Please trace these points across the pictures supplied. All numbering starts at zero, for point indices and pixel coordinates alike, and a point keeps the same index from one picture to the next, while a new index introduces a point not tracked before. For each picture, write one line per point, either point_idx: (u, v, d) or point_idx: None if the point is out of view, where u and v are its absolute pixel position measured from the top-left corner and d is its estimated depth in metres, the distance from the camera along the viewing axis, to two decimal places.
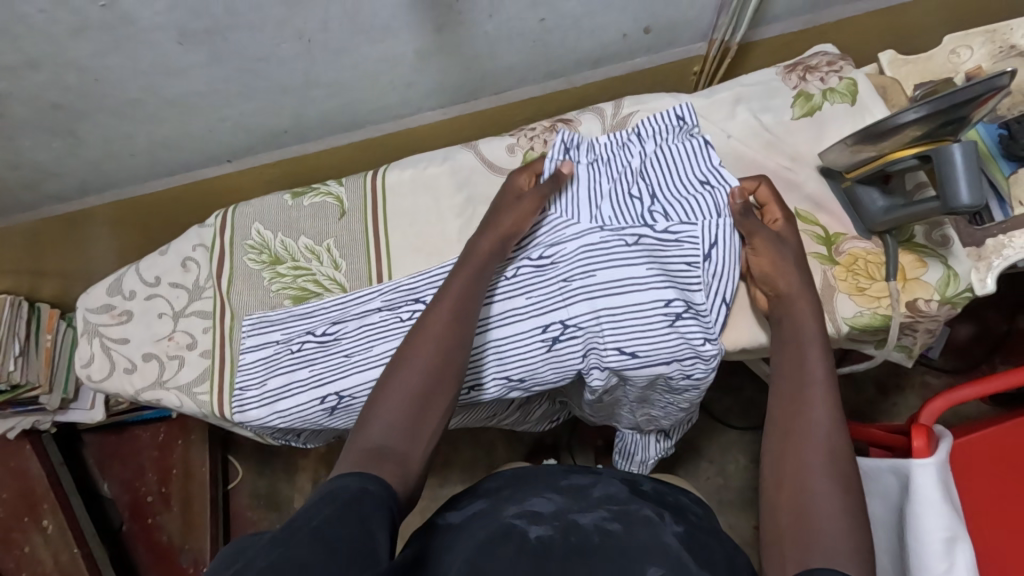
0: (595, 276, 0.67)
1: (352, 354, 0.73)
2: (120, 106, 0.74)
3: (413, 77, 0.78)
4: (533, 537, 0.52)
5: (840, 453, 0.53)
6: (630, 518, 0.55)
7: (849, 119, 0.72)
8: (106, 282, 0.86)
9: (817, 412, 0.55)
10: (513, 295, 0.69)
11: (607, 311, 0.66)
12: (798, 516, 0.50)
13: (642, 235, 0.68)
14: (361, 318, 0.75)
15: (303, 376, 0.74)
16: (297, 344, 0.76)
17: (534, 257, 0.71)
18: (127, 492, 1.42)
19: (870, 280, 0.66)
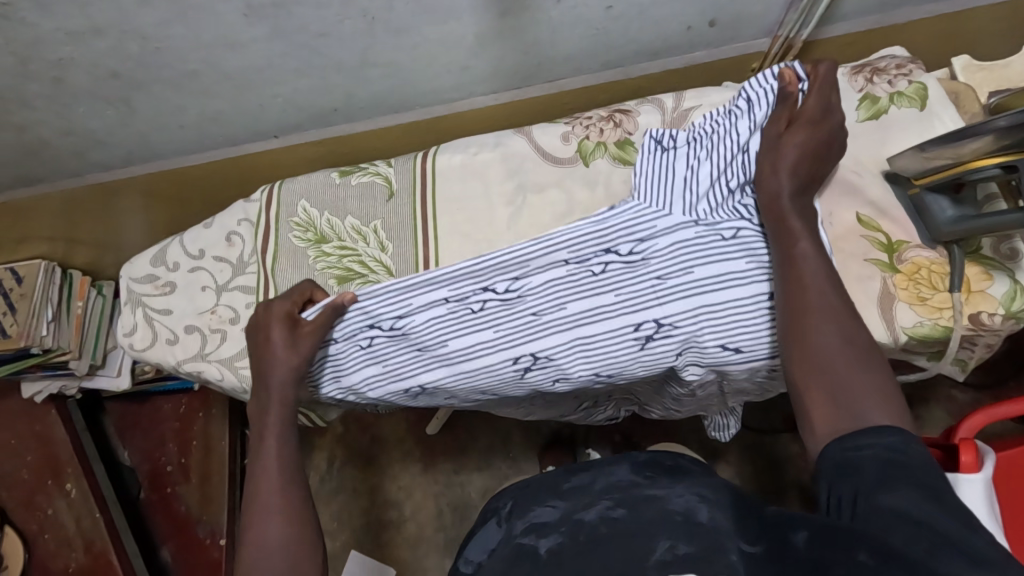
0: (693, 274, 0.67)
1: (426, 348, 0.72)
2: (176, 77, 0.73)
3: (470, 61, 0.77)
4: (544, 552, 0.51)
5: (847, 320, 0.57)
6: (633, 499, 0.53)
7: (916, 124, 0.70)
8: (150, 253, 0.86)
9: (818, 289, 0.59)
10: (603, 293, 0.69)
11: (705, 309, 0.67)
12: (823, 390, 0.55)
13: (743, 227, 0.66)
14: (427, 310, 0.70)
15: (378, 371, 0.75)
16: (364, 339, 0.73)
17: (624, 250, 0.67)
18: (147, 461, 1.42)
19: (932, 291, 0.65)
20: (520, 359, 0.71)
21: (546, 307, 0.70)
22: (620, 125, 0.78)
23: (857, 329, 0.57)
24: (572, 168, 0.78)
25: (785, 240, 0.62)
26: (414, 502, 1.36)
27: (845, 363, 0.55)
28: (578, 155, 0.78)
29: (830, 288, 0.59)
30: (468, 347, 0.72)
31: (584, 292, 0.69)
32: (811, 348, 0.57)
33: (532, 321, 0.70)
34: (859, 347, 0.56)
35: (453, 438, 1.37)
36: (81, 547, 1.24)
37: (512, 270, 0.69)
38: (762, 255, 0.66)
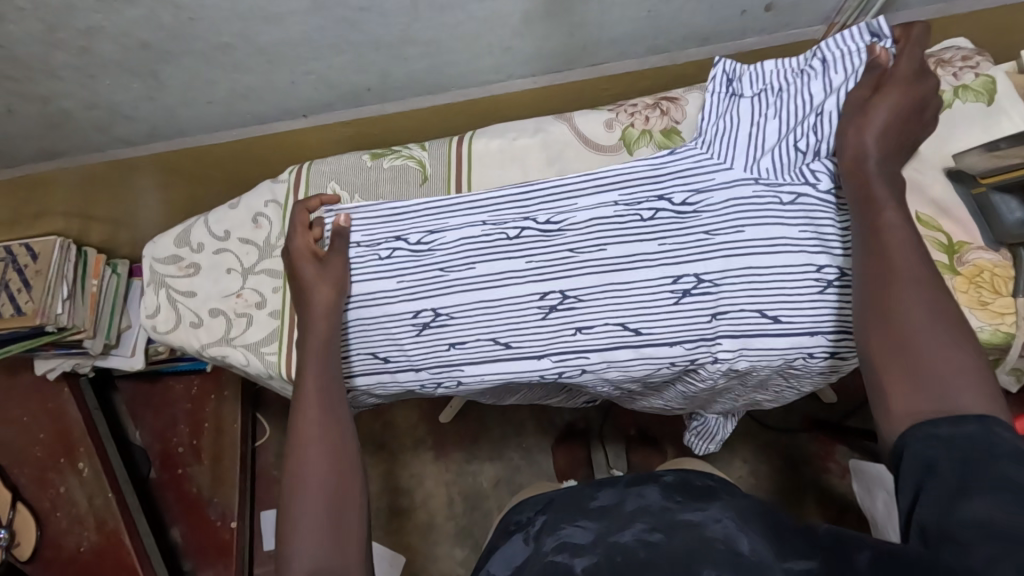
0: (742, 233, 0.63)
1: (449, 269, 0.69)
2: (207, 50, 0.70)
3: (514, 41, 0.73)
4: (579, 571, 0.55)
5: (940, 300, 0.51)
6: (670, 525, 0.58)
7: (983, 119, 0.67)
8: (174, 233, 0.84)
9: (908, 261, 0.53)
10: (647, 240, 0.66)
11: (750, 271, 0.63)
12: (907, 370, 0.49)
13: (803, 193, 0.63)
14: (462, 229, 0.70)
15: (392, 287, 0.70)
16: (385, 251, 0.71)
17: (676, 201, 0.66)
18: (159, 440, 1.41)
19: (994, 295, 0.62)
20: (548, 295, 0.67)
21: (586, 245, 0.67)
22: (667, 112, 0.75)
23: (951, 310, 0.51)
24: (615, 156, 0.75)
25: (869, 210, 0.57)
26: (426, 490, 1.34)
27: (924, 334, 0.50)
28: (622, 143, 0.75)
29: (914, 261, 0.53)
30: (497, 280, 0.68)
31: (627, 236, 0.67)
32: (892, 322, 0.52)
33: (568, 257, 0.67)
34: (940, 324, 0.50)
35: (466, 427, 1.36)
36: (93, 525, 1.23)
37: (556, 204, 0.69)
38: (818, 223, 0.62)
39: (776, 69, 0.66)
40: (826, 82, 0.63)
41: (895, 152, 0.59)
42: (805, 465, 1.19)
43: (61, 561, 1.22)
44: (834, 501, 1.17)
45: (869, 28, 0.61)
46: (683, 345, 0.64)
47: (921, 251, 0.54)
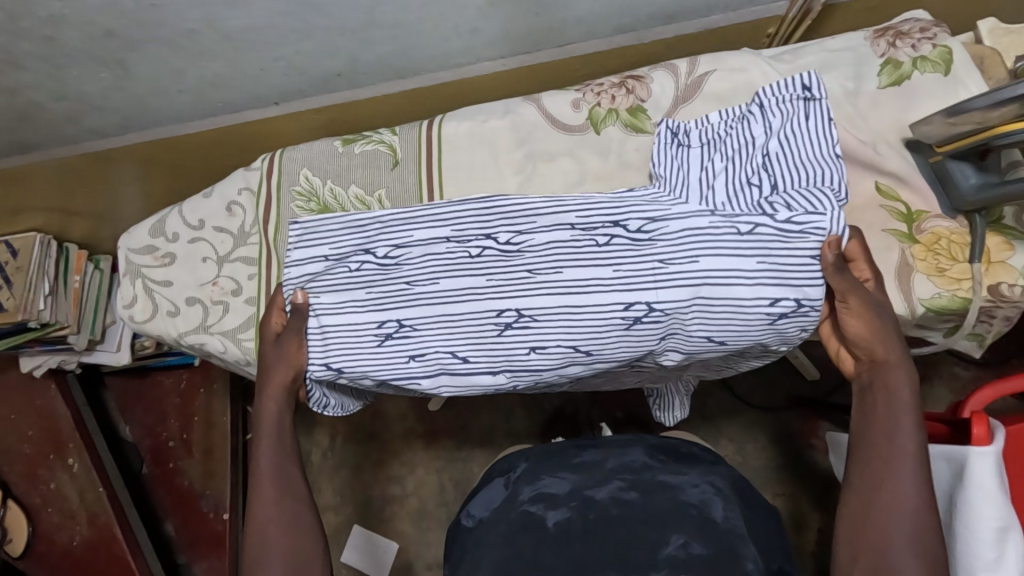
0: (698, 263, 0.62)
1: (415, 284, 0.68)
2: (174, 37, 0.70)
3: (479, 23, 0.74)
4: (552, 524, 0.61)
5: (924, 531, 0.53)
6: (646, 486, 0.63)
7: (942, 89, 0.68)
8: (149, 224, 0.84)
9: (905, 481, 0.54)
10: (603, 266, 0.65)
11: (701, 300, 0.62)
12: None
13: (761, 223, 0.61)
14: (425, 244, 0.69)
15: (360, 298, 0.68)
16: (354, 263, 0.69)
17: (632, 227, 0.65)
18: (149, 436, 1.40)
19: (952, 261, 0.64)
20: (504, 313, 0.66)
21: (544, 267, 0.66)
22: (632, 91, 0.75)
23: (932, 546, 0.52)
24: (583, 135, 0.76)
25: (881, 421, 0.57)
26: (417, 477, 1.35)
27: (904, 549, 0.52)
28: (589, 122, 0.76)
29: (916, 465, 0.55)
30: (455, 295, 0.67)
31: (583, 260, 0.65)
32: (872, 536, 0.53)
33: (525, 278, 0.66)
34: (928, 534, 0.53)
35: (454, 413, 1.37)
36: (85, 519, 1.23)
37: (518, 222, 0.67)
38: (777, 258, 0.61)
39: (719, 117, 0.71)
40: (767, 124, 0.68)
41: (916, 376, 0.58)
42: (788, 440, 1.20)
43: (57, 555, 1.23)
44: (816, 475, 1.19)
45: (804, 78, 0.66)
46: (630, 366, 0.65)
47: (924, 482, 0.54)
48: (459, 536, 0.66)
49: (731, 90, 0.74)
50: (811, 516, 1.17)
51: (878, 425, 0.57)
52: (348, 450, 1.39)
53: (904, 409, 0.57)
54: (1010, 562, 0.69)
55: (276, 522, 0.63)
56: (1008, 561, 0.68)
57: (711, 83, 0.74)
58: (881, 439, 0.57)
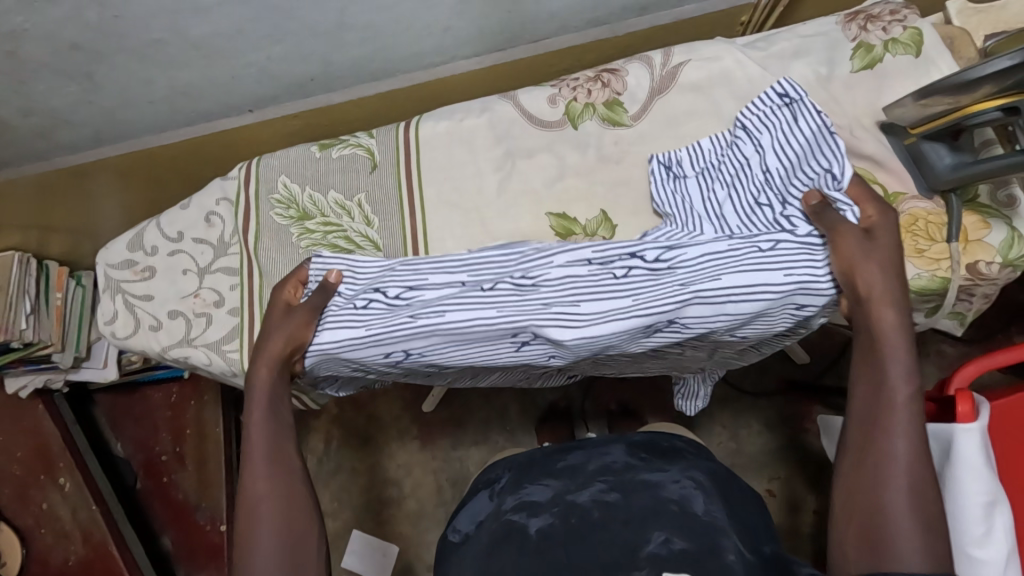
0: (721, 282, 0.59)
1: (418, 317, 0.63)
2: (140, 47, 0.69)
3: (451, 22, 0.73)
4: (534, 531, 0.60)
5: (921, 484, 0.51)
6: (627, 486, 0.63)
7: (913, 71, 0.68)
8: (126, 238, 0.83)
9: (897, 437, 0.53)
10: (620, 297, 0.61)
11: (727, 315, 0.60)
12: (868, 541, 0.51)
13: (782, 240, 0.60)
14: (440, 289, 0.65)
15: (359, 334, 0.65)
16: (361, 302, 0.66)
17: (649, 257, 0.62)
18: (141, 450, 1.39)
19: (930, 241, 0.64)
20: (520, 334, 0.63)
21: (559, 299, 0.62)
22: (608, 84, 0.75)
23: (931, 498, 0.51)
24: (560, 131, 0.76)
25: (871, 375, 0.56)
26: (414, 479, 1.35)
27: (902, 504, 0.51)
28: (566, 117, 0.76)
29: (909, 416, 0.53)
30: (470, 326, 0.63)
31: (601, 290, 0.61)
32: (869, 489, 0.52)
33: (540, 310, 0.62)
34: (924, 480, 0.52)
35: (448, 413, 1.37)
36: (79, 537, 1.22)
37: (533, 260, 0.64)
38: (800, 270, 0.59)
39: (709, 143, 0.71)
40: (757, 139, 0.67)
41: (905, 318, 0.57)
42: (781, 425, 1.21)
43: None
44: (811, 458, 1.19)
45: (780, 90, 0.66)
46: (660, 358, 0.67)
47: (919, 435, 0.53)
48: (447, 551, 0.67)
49: (707, 80, 0.74)
50: (807, 499, 1.18)
51: (869, 379, 0.56)
52: (344, 454, 1.38)
53: (894, 358, 0.55)
54: (998, 536, 0.69)
55: (271, 496, 0.61)
56: (996, 534, 0.69)
57: (686, 73, 0.74)
58: (874, 392, 0.55)
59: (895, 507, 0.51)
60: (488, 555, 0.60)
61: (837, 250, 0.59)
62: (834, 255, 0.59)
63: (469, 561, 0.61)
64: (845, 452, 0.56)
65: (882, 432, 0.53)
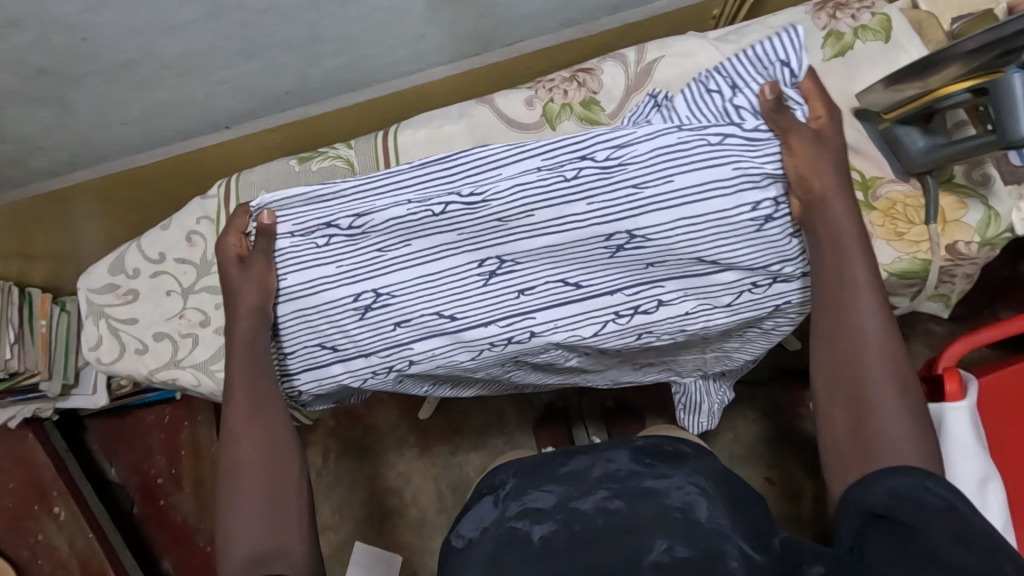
0: (673, 182, 0.59)
1: (387, 249, 0.67)
2: (111, 69, 0.68)
3: (424, 29, 0.73)
4: (537, 538, 0.60)
5: (897, 369, 0.54)
6: (632, 494, 0.62)
7: (884, 57, 0.69)
8: (107, 262, 0.82)
9: (867, 327, 0.55)
10: (574, 201, 0.61)
11: (685, 222, 0.59)
12: (857, 433, 0.53)
13: (728, 133, 0.59)
14: (390, 210, 0.65)
15: (333, 272, 0.68)
16: (322, 239, 0.68)
17: (598, 158, 0.61)
18: (136, 474, 1.37)
19: (909, 225, 0.65)
20: (486, 261, 0.66)
21: (513, 213, 0.62)
22: (584, 84, 0.75)
23: (905, 377, 0.54)
24: (539, 133, 0.76)
25: (836, 273, 0.57)
26: (415, 487, 1.35)
27: (882, 386, 0.53)
28: (544, 119, 0.76)
29: (873, 305, 0.55)
30: (430, 253, 0.67)
31: (555, 198, 0.61)
32: (851, 384, 0.54)
33: (497, 227, 0.63)
34: (890, 346, 0.54)
35: (445, 420, 1.36)
36: (77, 567, 1.20)
37: (480, 176, 0.63)
38: (749, 164, 0.58)
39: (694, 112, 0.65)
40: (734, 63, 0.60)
41: (853, 208, 0.58)
42: (776, 413, 1.22)
43: None
44: (808, 444, 1.20)
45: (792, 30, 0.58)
46: (623, 292, 0.65)
47: (887, 324, 0.55)
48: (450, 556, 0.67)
49: (681, 75, 0.74)
50: (806, 485, 1.18)
51: (833, 278, 0.57)
52: (343, 466, 1.37)
53: (855, 255, 0.56)
54: (992, 510, 0.69)
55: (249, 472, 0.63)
56: (990, 511, 0.68)
57: (661, 69, 0.74)
58: (838, 289, 0.56)
59: (870, 377, 0.54)
60: (491, 559, 0.60)
61: (791, 148, 0.58)
62: (790, 155, 0.57)
63: (470, 565, 0.61)
64: (819, 355, 0.57)
65: (847, 313, 0.56)
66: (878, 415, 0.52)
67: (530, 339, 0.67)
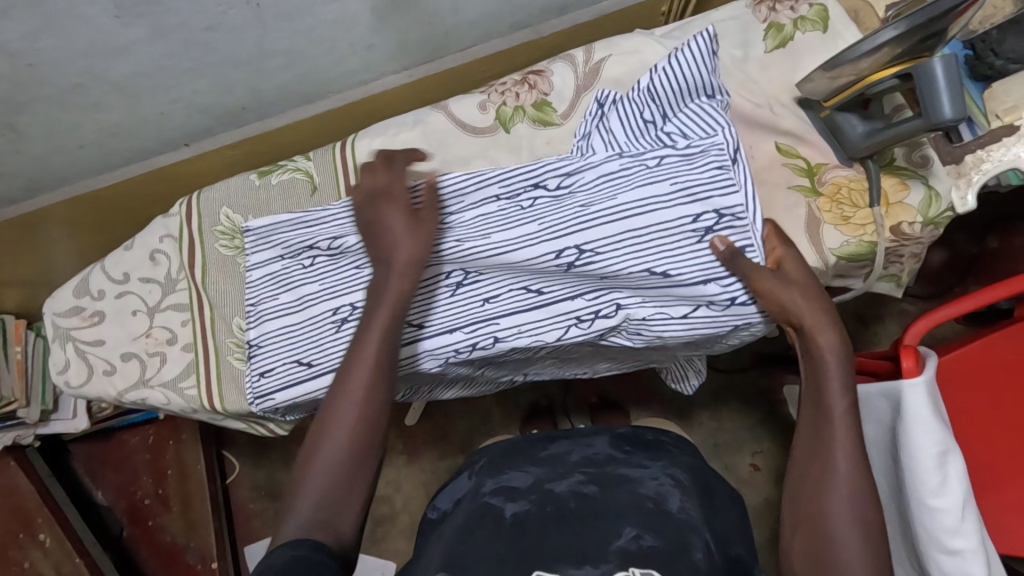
0: (616, 201, 0.63)
1: (364, 266, 0.71)
2: (60, 92, 0.68)
3: (374, 38, 0.74)
4: (509, 516, 0.53)
5: (861, 500, 0.54)
6: (607, 479, 0.57)
7: (822, 46, 0.71)
8: (72, 284, 0.82)
9: (839, 461, 0.55)
10: (528, 222, 0.64)
11: (630, 234, 0.62)
12: (811, 552, 0.53)
13: (665, 155, 0.63)
14: (362, 234, 0.70)
15: (315, 290, 0.73)
16: (307, 259, 0.73)
17: (551, 186, 0.65)
18: (123, 496, 1.31)
19: (854, 209, 0.67)
20: (451, 273, 0.68)
21: (471, 234, 0.66)
22: (535, 86, 0.76)
23: (871, 513, 0.53)
24: (493, 136, 0.77)
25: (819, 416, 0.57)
26: (405, 494, 1.34)
27: (842, 519, 0.53)
28: (497, 122, 0.77)
29: (848, 437, 0.56)
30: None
31: (510, 220, 0.65)
32: (811, 510, 0.55)
33: (456, 248, 0.66)
34: (866, 508, 0.54)
35: (431, 425, 1.36)
36: None
37: None
38: (685, 177, 0.62)
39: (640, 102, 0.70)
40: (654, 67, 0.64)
41: (841, 341, 0.58)
42: (756, 398, 1.24)
43: None
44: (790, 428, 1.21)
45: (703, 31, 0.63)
46: (583, 297, 0.66)
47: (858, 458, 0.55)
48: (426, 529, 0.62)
49: (628, 73, 0.76)
50: None
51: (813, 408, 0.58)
52: None
53: (834, 386, 0.57)
54: (953, 484, 0.68)
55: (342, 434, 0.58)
56: (952, 484, 0.68)
57: (609, 68, 0.76)
58: (817, 419, 0.57)
59: (836, 521, 0.53)
60: (458, 535, 0.53)
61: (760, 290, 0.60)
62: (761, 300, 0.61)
63: (437, 541, 0.55)
64: (790, 479, 0.58)
65: (825, 446, 0.56)
66: (835, 552, 0.52)
67: (495, 345, 0.67)
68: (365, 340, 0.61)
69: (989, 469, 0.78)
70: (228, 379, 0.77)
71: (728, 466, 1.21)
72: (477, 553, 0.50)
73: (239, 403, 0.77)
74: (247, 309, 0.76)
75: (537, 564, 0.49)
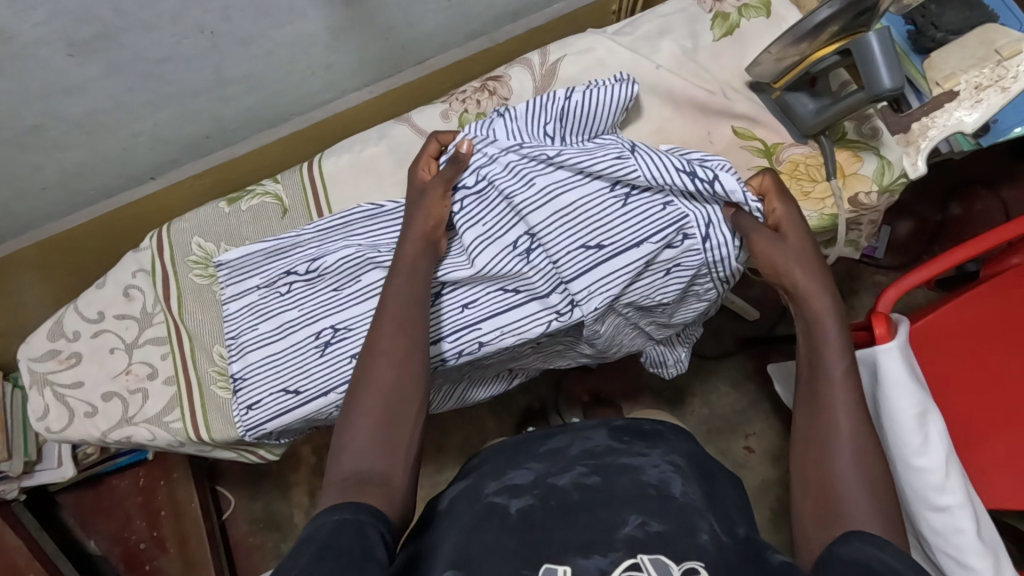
0: (536, 185, 0.65)
1: (342, 287, 0.72)
2: (18, 136, 0.68)
3: (331, 58, 0.75)
4: (515, 511, 0.53)
5: (866, 450, 0.51)
6: (608, 469, 0.58)
7: (768, 30, 0.74)
8: (46, 328, 0.81)
9: (841, 411, 0.52)
10: (478, 226, 0.66)
11: (560, 214, 0.65)
12: (820, 500, 0.50)
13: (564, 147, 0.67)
14: (338, 253, 0.72)
15: (295, 316, 0.73)
16: (283, 286, 0.74)
17: (469, 183, 0.67)
18: (118, 542, 1.28)
19: (813, 183, 0.69)
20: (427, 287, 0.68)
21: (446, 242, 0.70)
22: (495, 92, 0.78)
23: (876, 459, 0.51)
24: None
25: (817, 386, 0.54)
26: None
27: (846, 467, 0.50)
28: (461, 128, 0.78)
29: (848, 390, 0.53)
30: (376, 287, 0.71)
31: (467, 212, 0.67)
32: (818, 452, 0.52)
33: None
34: (873, 459, 0.51)
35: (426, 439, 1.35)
36: None
37: None
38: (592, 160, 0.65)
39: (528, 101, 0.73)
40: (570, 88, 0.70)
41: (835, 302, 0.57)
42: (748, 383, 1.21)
43: None
44: (781, 405, 1.20)
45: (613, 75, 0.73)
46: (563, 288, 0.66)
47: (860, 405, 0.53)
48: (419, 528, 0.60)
49: (584, 71, 0.77)
50: (783, 446, 1.18)
51: (808, 370, 0.55)
52: None
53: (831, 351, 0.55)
54: (935, 442, 0.70)
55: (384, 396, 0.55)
56: (933, 443, 0.70)
57: (565, 68, 0.77)
58: (812, 378, 0.55)
59: (840, 467, 0.50)
60: (465, 532, 0.52)
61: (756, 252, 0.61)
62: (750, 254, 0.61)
63: (441, 538, 0.54)
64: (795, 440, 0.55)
65: (824, 407, 0.53)
66: (841, 497, 0.49)
67: (480, 349, 0.68)
68: (386, 303, 0.60)
69: (970, 424, 0.81)
70: (214, 408, 0.76)
71: (721, 451, 1.19)
72: (486, 548, 0.50)
73: (227, 431, 0.76)
74: (228, 342, 0.75)
75: (545, 556, 0.49)
